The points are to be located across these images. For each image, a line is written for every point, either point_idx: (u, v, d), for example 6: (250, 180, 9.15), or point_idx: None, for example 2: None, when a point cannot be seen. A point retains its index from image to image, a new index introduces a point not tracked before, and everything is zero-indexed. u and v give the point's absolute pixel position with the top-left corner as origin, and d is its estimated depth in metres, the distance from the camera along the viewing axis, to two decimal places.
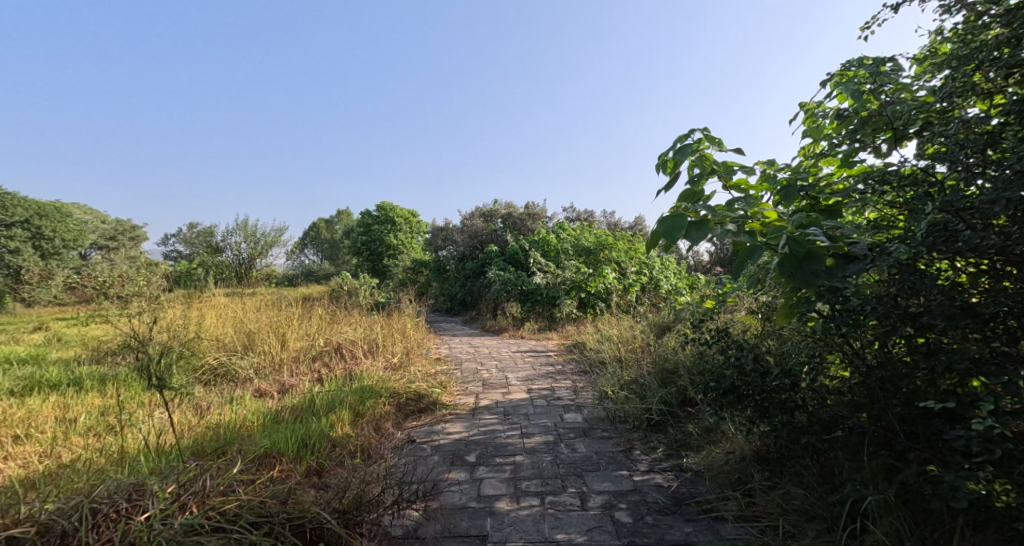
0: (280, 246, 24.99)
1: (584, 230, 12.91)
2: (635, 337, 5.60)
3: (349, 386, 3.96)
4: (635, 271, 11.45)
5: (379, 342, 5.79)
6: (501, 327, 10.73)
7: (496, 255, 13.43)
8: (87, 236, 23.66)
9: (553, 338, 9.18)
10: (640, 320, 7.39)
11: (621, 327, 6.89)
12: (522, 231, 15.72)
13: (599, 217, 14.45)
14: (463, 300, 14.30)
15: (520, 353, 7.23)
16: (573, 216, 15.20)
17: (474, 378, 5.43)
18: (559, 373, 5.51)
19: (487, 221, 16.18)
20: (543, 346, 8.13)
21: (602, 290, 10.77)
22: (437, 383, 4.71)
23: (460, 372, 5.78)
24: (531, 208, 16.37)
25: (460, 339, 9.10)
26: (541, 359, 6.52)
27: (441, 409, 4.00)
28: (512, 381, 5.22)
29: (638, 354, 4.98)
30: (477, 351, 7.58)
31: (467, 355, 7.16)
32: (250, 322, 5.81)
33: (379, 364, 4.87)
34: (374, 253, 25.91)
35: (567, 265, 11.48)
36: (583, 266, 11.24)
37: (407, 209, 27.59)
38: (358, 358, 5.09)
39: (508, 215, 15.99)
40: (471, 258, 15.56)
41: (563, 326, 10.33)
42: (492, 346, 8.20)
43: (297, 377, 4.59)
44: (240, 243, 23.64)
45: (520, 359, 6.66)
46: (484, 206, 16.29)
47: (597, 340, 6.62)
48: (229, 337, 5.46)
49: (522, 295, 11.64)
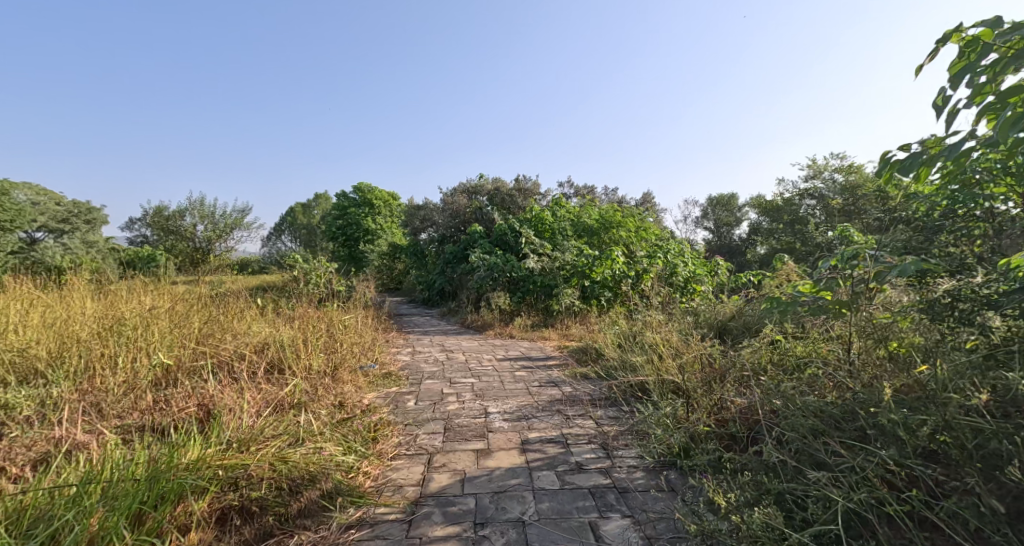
0: (244, 228, 22.48)
1: (585, 207, 10.87)
2: (686, 347, 3.58)
3: (143, 461, 1.87)
4: (647, 256, 9.49)
5: (290, 356, 3.71)
6: (486, 323, 8.66)
7: (481, 235, 11.26)
8: (26, 216, 21.05)
9: (551, 338, 7.14)
10: (673, 315, 5.39)
11: (650, 329, 4.87)
12: (511, 209, 13.70)
13: (601, 193, 12.47)
14: (442, 289, 12.12)
15: (509, 363, 5.20)
16: (570, 192, 13.14)
17: (434, 412, 3.37)
18: (571, 404, 3.48)
19: (472, 198, 14.03)
20: (538, 351, 6.09)
21: (609, 278, 8.79)
22: (361, 438, 2.64)
23: (413, 400, 3.71)
24: (521, 183, 14.22)
25: (430, 340, 7.04)
26: (538, 375, 4.48)
27: (346, 513, 1.94)
28: (496, 418, 3.18)
29: (706, 381, 2.95)
30: (448, 359, 5.50)
31: (433, 366, 5.09)
32: (81, 319, 3.64)
33: (265, 401, 2.79)
34: (351, 238, 23.72)
35: (566, 246, 9.46)
36: (586, 249, 9.22)
37: (387, 191, 25.45)
38: (235, 383, 2.99)
39: (495, 192, 13.89)
40: (452, 241, 13.43)
41: (562, 322, 8.29)
42: (471, 350, 6.13)
43: (98, 425, 2.48)
44: (197, 225, 21.10)
45: (508, 373, 4.61)
46: (469, 181, 14.13)
47: (619, 349, 4.59)
48: (26, 343, 3.26)
49: (511, 283, 9.50)
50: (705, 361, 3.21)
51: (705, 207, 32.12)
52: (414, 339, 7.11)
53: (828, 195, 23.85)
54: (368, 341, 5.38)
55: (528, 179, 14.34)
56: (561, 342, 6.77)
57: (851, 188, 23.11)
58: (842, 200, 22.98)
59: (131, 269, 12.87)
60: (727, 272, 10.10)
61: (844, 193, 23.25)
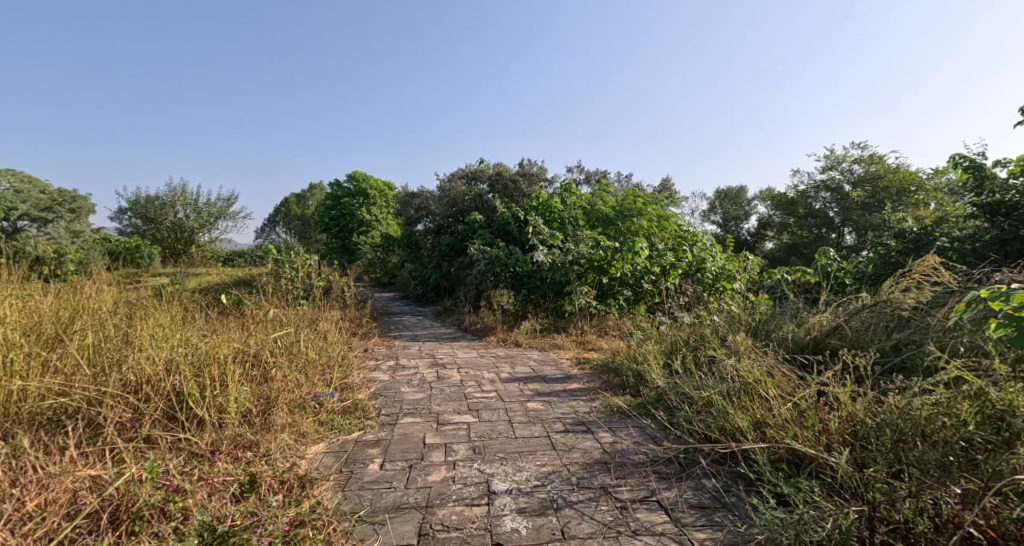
0: (230, 216, 21.12)
1: (599, 194, 9.65)
2: (798, 385, 2.33)
3: None
4: (672, 248, 8.27)
5: (194, 391, 2.44)
6: (487, 326, 7.40)
7: (481, 225, 9.95)
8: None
9: (566, 348, 5.91)
10: (734, 325, 4.15)
11: (710, 351, 3.62)
12: (514, 197, 12.42)
13: (614, 180, 11.20)
14: (438, 285, 10.87)
15: (517, 387, 3.95)
16: (580, 178, 11.85)
17: (409, 489, 2.13)
18: (621, 472, 2.24)
19: (471, 184, 12.72)
20: (552, 366, 4.83)
21: (629, 274, 7.56)
22: None
23: (379, 460, 2.46)
24: (525, 168, 12.94)
25: (419, 349, 5.79)
26: (561, 411, 3.23)
27: None
28: (507, 509, 1.95)
29: (874, 460, 1.69)
30: (437, 379, 4.25)
31: (417, 391, 3.84)
32: None
33: (78, 505, 1.53)
34: (344, 229, 22.50)
35: (579, 236, 8.26)
36: (602, 240, 7.98)
37: (383, 181, 24.15)
38: (63, 455, 1.75)
39: (497, 177, 12.58)
40: (450, 232, 12.15)
41: (576, 327, 7.07)
42: (468, 364, 4.88)
43: None
44: (179, 213, 19.61)
45: (518, 407, 3.35)
46: (468, 165, 12.80)
47: (673, 377, 3.34)
48: None
49: (515, 280, 8.25)
50: (853, 421, 1.95)
51: (714, 200, 30.88)
52: (399, 348, 5.85)
53: (845, 186, 22.70)
54: (333, 358, 4.11)
55: (533, 165, 13.05)
56: (578, 354, 5.53)
57: (870, 178, 21.97)
58: (861, 191, 21.84)
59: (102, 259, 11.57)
60: (759, 268, 8.91)
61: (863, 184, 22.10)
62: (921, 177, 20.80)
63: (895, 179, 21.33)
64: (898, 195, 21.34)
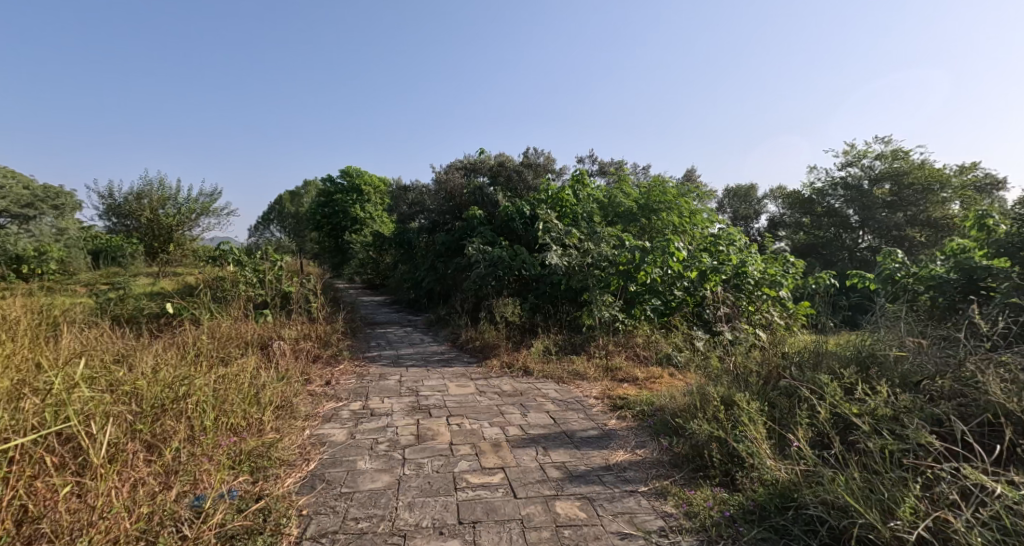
0: (213, 211, 19.48)
1: (618, 185, 8.30)
2: None
3: None
4: (709, 248, 6.86)
5: None
6: (489, 344, 6.03)
7: (482, 221, 8.54)
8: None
9: (591, 379, 4.53)
10: (852, 365, 2.79)
11: (846, 414, 2.26)
12: (519, 190, 11.06)
13: (634, 171, 9.80)
14: (432, 289, 9.53)
15: (535, 461, 2.57)
16: (594, 169, 10.47)
17: None
18: None
19: (471, 176, 11.35)
20: (578, 413, 3.46)
21: (659, 280, 6.21)
22: None
23: None
24: (530, 158, 11.53)
25: (399, 380, 4.41)
26: (618, 531, 1.88)
27: None
28: None
29: None
30: (416, 440, 2.87)
31: (382, 470, 2.46)
32: None
33: None
34: (337, 227, 21.09)
35: (599, 233, 6.87)
36: (626, 238, 6.60)
37: (378, 176, 22.75)
38: None
39: (500, 168, 11.21)
40: (446, 229, 10.82)
41: (596, 346, 5.73)
42: (462, 410, 3.48)
43: None
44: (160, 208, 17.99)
45: (543, 516, 1.99)
46: (468, 155, 11.42)
47: (805, 469, 1.97)
48: None
49: (523, 287, 6.89)
50: None
51: (724, 199, 29.36)
52: (373, 378, 4.47)
53: (866, 183, 21.34)
54: (260, 419, 2.75)
55: (539, 155, 11.60)
56: (608, 388, 4.16)
57: (894, 174, 20.56)
58: (884, 188, 20.43)
59: (65, 258, 9.86)
60: (805, 272, 7.52)
61: (886, 180, 20.70)
62: (948, 175, 19.41)
63: (921, 175, 19.93)
64: (924, 192, 19.86)
